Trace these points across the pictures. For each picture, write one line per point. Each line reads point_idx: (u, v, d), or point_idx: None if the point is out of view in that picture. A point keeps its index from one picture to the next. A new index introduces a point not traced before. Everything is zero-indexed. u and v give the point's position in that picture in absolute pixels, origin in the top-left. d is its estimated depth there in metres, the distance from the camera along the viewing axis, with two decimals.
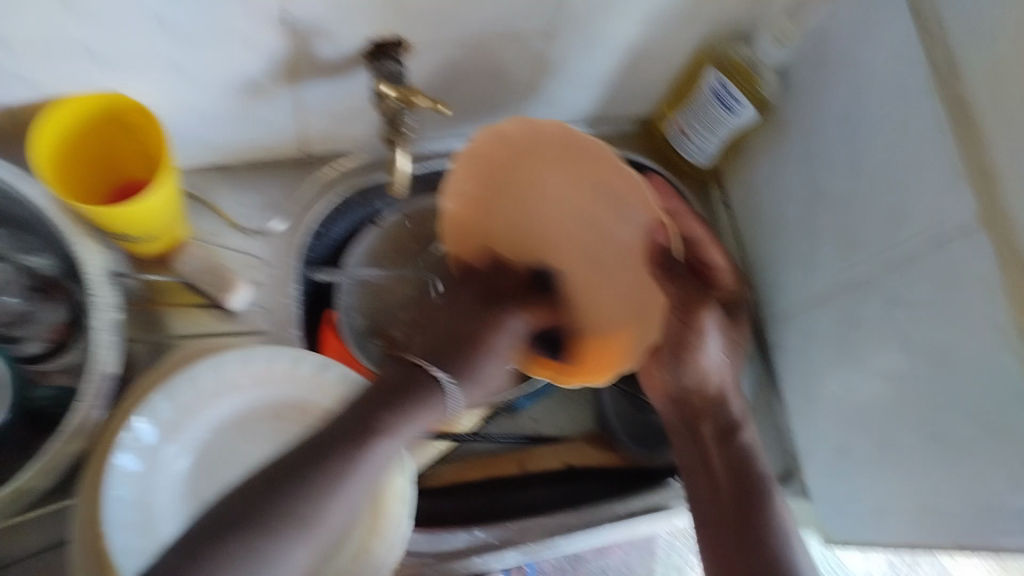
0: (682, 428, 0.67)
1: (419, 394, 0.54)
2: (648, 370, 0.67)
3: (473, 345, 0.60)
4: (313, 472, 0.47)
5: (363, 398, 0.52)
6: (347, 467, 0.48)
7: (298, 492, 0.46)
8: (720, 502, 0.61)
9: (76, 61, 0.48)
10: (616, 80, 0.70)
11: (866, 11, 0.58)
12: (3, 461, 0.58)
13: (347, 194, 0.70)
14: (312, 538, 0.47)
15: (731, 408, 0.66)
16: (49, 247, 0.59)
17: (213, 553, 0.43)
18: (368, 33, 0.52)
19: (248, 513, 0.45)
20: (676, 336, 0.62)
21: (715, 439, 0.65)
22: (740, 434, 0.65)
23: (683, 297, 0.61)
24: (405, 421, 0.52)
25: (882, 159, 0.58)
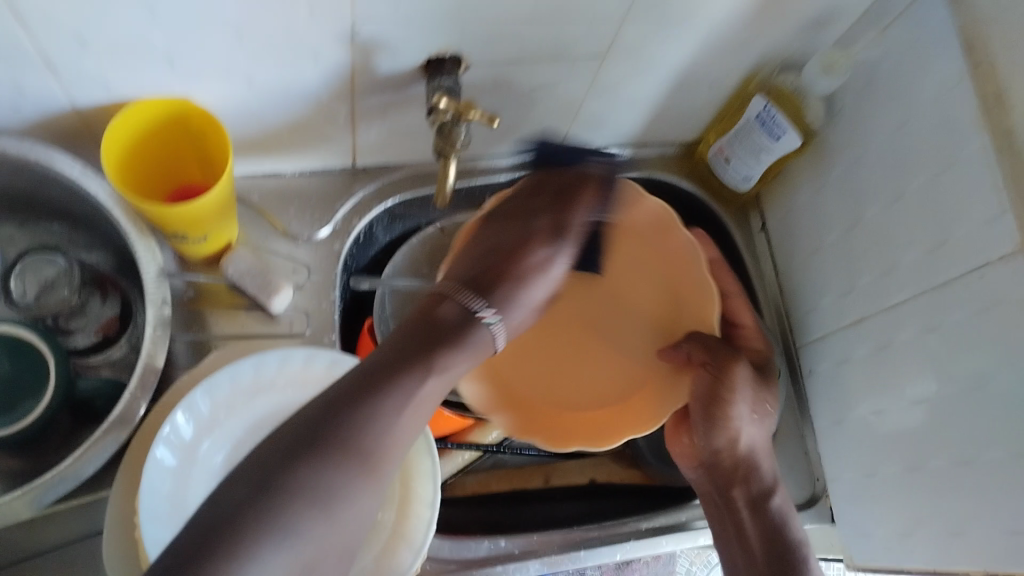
0: (713, 496, 0.64)
1: (457, 332, 0.51)
2: (676, 438, 0.67)
3: (514, 281, 0.57)
4: (365, 405, 0.46)
5: (407, 331, 0.51)
6: (403, 398, 0.47)
7: (353, 420, 0.45)
8: (756, 566, 0.60)
9: (147, 66, 0.49)
10: (661, 105, 0.71)
11: (915, 46, 0.59)
12: (46, 447, 0.59)
13: (389, 201, 0.72)
14: (374, 474, 0.45)
15: (764, 470, 0.63)
16: (107, 244, 0.62)
17: (269, 485, 0.42)
18: (427, 49, 0.54)
19: (307, 442, 0.43)
20: (701, 395, 0.61)
21: (747, 505, 0.63)
22: (773, 499, 0.62)
23: (709, 355, 0.61)
24: (455, 356, 0.50)
25: (926, 190, 0.59)
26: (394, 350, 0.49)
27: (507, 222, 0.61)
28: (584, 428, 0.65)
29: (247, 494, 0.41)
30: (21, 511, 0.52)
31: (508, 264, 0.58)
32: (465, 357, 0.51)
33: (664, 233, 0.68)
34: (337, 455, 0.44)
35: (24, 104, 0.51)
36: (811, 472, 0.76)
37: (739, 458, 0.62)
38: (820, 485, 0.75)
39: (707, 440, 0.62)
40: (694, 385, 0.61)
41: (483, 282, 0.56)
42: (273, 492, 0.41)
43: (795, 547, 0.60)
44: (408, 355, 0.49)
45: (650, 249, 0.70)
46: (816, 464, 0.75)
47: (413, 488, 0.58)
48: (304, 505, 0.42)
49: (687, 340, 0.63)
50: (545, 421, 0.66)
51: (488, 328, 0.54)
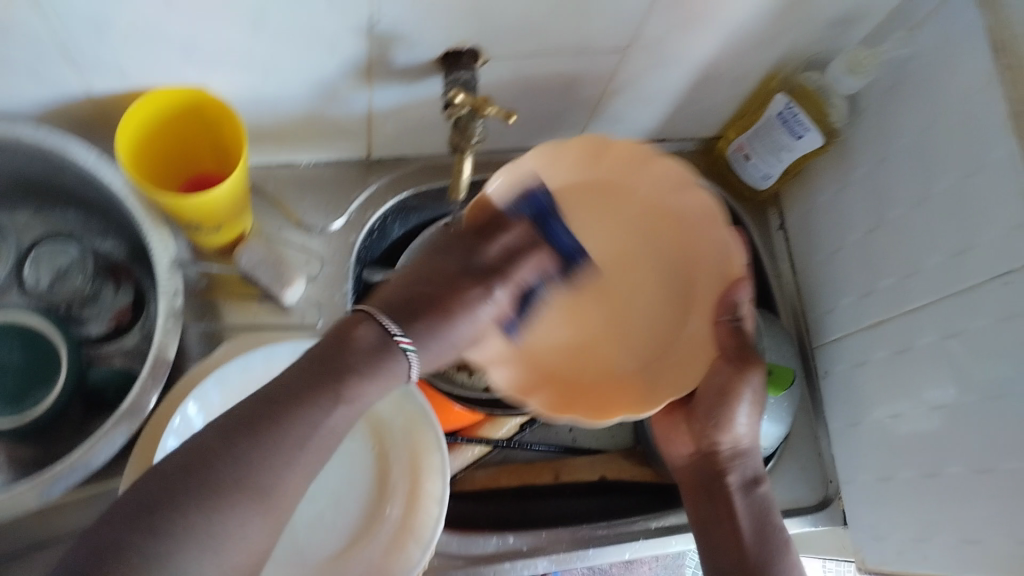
0: (699, 484, 0.61)
1: (378, 355, 0.50)
2: (672, 425, 0.64)
3: (439, 310, 0.55)
4: (268, 429, 0.45)
5: (309, 357, 0.49)
6: (303, 430, 0.46)
7: (220, 461, 0.43)
8: (744, 547, 0.58)
9: (163, 55, 0.49)
10: (681, 101, 0.70)
11: (941, 46, 0.57)
12: (54, 435, 0.59)
13: (404, 193, 0.71)
14: (263, 504, 0.44)
15: (754, 459, 0.62)
16: (122, 231, 0.62)
17: (155, 525, 0.41)
18: (445, 42, 0.53)
19: (199, 483, 0.43)
20: (715, 389, 0.59)
21: (736, 487, 0.60)
22: (761, 486, 0.61)
23: (732, 351, 0.59)
24: (367, 385, 0.49)
25: (952, 194, 0.57)
26: (294, 378, 0.48)
27: (429, 279, 0.56)
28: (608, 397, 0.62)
29: (123, 534, 0.41)
30: (30, 501, 0.52)
31: (441, 290, 0.56)
32: (377, 385, 0.49)
33: (647, 164, 0.64)
34: (235, 489, 0.43)
35: (42, 92, 0.51)
36: (824, 474, 0.75)
37: (733, 449, 0.61)
38: (833, 487, 0.74)
39: (710, 431, 0.61)
40: (713, 376, 0.60)
41: (414, 305, 0.54)
42: (176, 513, 0.42)
43: (776, 536, 0.58)
44: (305, 384, 0.47)
45: (662, 241, 0.66)
46: (829, 467, 0.74)
47: (421, 484, 0.58)
48: (195, 543, 0.42)
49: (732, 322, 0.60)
50: (598, 397, 0.62)
51: (407, 360, 0.51)
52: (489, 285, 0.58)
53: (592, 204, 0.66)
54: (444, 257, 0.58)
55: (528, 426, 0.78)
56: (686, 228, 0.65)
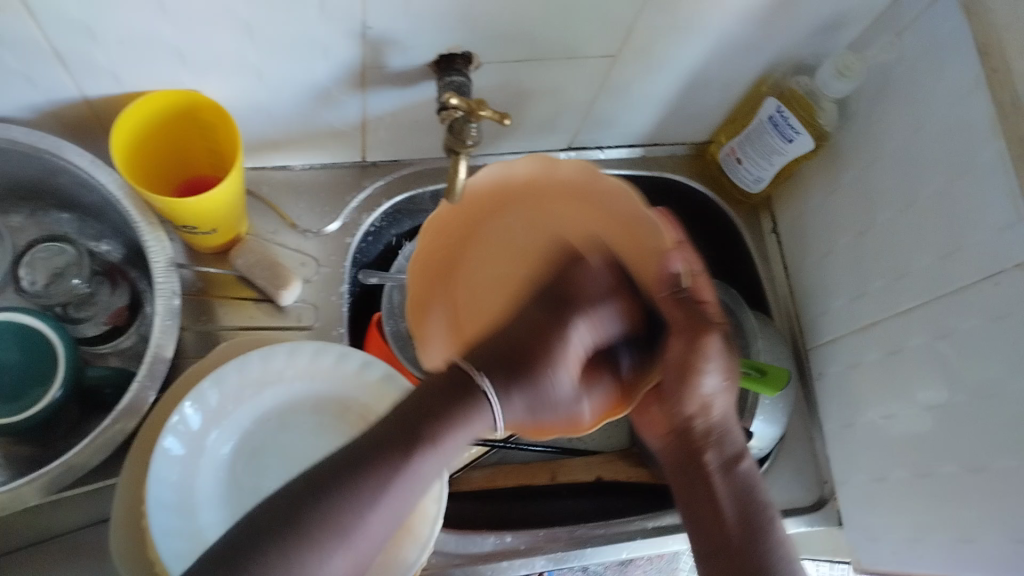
0: (679, 465, 0.60)
1: (463, 400, 0.48)
2: (644, 407, 0.63)
3: (535, 363, 0.54)
4: (368, 474, 0.44)
5: (401, 408, 0.48)
6: (390, 476, 0.44)
7: (326, 504, 0.43)
8: (723, 529, 0.56)
9: (156, 59, 0.50)
10: (673, 105, 0.71)
11: (927, 51, 0.58)
12: (50, 435, 0.59)
13: (397, 197, 0.72)
14: (349, 550, 0.43)
15: (733, 435, 0.60)
16: (119, 236, 0.63)
17: (244, 566, 0.40)
18: (438, 46, 0.54)
19: (286, 522, 0.42)
20: (672, 362, 0.57)
21: (718, 467, 0.58)
22: (743, 463, 0.59)
23: (683, 327, 0.56)
24: (452, 432, 0.47)
25: (940, 195, 0.58)
26: (389, 424, 0.47)
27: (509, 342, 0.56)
28: (582, 401, 0.61)
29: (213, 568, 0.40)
30: (29, 499, 0.52)
31: (523, 346, 0.55)
32: (463, 434, 0.47)
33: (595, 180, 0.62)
34: (323, 531, 0.42)
35: (36, 96, 0.52)
36: (818, 474, 0.75)
37: (706, 432, 0.59)
38: (828, 488, 0.74)
39: (673, 405, 0.58)
40: (671, 350, 0.57)
41: (501, 359, 0.53)
42: (269, 555, 0.41)
43: (767, 534, 0.56)
44: (401, 431, 0.46)
45: (592, 203, 0.64)
46: (823, 467, 0.75)
47: None
48: None
49: (674, 300, 0.57)
50: (561, 410, 0.60)
51: (488, 402, 0.49)
52: (572, 328, 0.60)
53: (498, 198, 0.67)
54: (515, 326, 0.58)
55: (523, 428, 0.80)
56: (602, 205, 0.63)
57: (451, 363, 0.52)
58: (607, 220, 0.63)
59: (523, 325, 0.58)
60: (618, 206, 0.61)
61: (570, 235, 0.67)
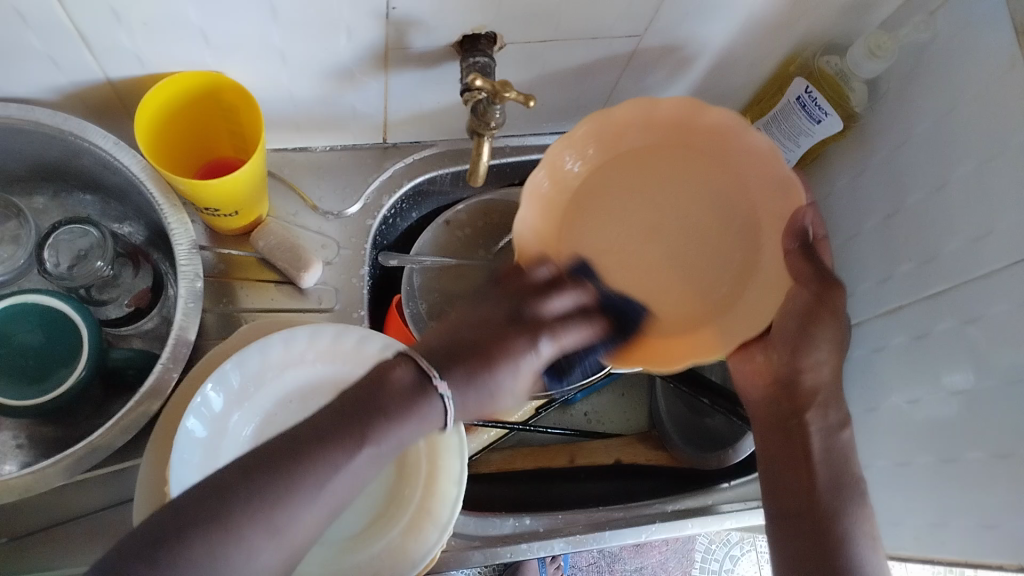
0: (773, 420, 0.62)
1: (412, 399, 0.45)
2: (748, 355, 0.64)
3: (479, 359, 0.49)
4: (299, 464, 0.42)
5: (347, 396, 0.45)
6: (324, 469, 0.42)
7: (258, 488, 0.41)
8: (813, 496, 0.58)
9: (179, 41, 0.49)
10: (698, 85, 0.70)
11: (963, 31, 0.57)
12: (73, 416, 0.60)
13: (419, 178, 0.72)
14: (275, 536, 0.41)
15: (838, 401, 0.61)
16: (140, 217, 0.63)
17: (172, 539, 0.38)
18: (461, 27, 0.53)
19: (216, 502, 0.40)
20: (796, 313, 0.59)
21: (819, 432, 0.60)
22: (846, 431, 0.60)
23: (807, 278, 0.58)
24: (398, 428, 0.44)
25: (972, 178, 0.57)
26: (340, 407, 0.45)
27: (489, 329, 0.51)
28: (670, 339, 0.58)
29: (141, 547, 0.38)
30: (54, 480, 0.53)
31: (484, 344, 0.50)
32: (411, 430, 0.45)
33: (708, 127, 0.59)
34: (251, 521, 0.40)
35: (59, 77, 0.51)
36: None
37: (833, 398, 0.61)
38: None
39: (796, 357, 0.60)
40: (791, 300, 0.59)
41: (454, 351, 0.49)
42: (193, 539, 0.38)
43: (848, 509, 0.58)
44: (343, 418, 0.44)
45: (709, 167, 0.61)
46: None
47: (439, 464, 0.58)
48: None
49: (797, 252, 0.58)
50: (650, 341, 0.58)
51: (441, 397, 0.46)
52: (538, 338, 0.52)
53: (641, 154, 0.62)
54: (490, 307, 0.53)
55: (543, 410, 0.78)
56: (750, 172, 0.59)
57: (403, 350, 0.49)
58: (751, 178, 0.60)
59: (499, 311, 0.52)
60: (772, 203, 0.59)
61: (654, 208, 0.63)
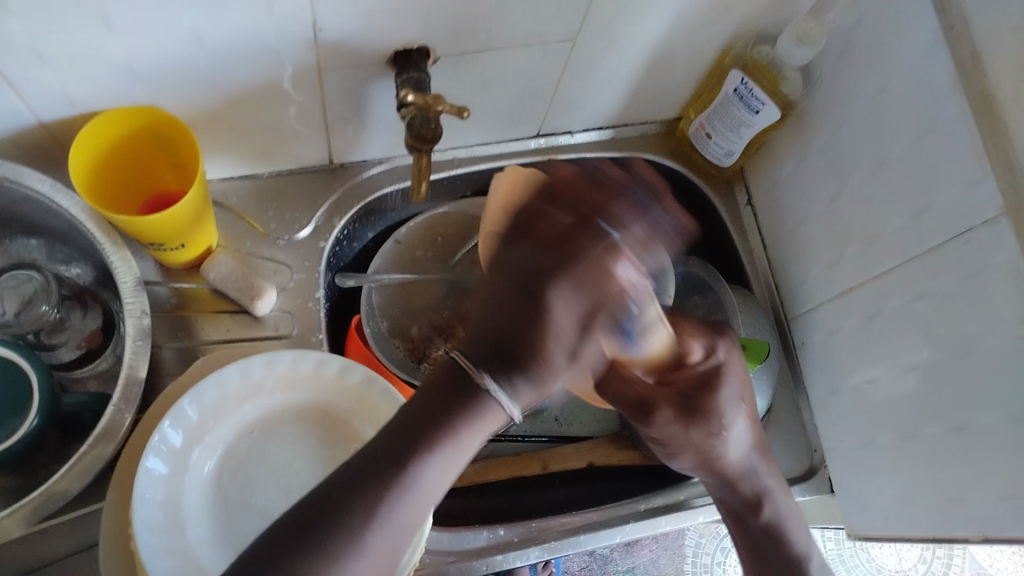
0: (726, 505, 0.65)
1: (464, 400, 0.45)
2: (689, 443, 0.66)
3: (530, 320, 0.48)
4: (389, 481, 0.43)
5: (420, 393, 0.46)
6: (400, 479, 0.43)
7: (347, 503, 0.43)
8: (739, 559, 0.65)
9: (108, 77, 0.49)
10: (637, 84, 0.70)
11: (885, 12, 0.58)
12: (31, 465, 0.58)
13: (370, 197, 0.72)
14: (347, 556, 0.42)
15: (766, 482, 0.63)
16: (86, 257, 0.61)
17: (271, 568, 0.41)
18: (393, 43, 0.53)
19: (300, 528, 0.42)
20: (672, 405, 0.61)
21: (733, 513, 0.65)
22: (766, 511, 0.63)
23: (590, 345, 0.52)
24: (466, 424, 0.45)
25: (907, 156, 0.58)
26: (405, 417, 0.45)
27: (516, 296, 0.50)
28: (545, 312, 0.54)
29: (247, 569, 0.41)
30: (12, 531, 0.51)
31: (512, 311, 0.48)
32: (468, 432, 0.45)
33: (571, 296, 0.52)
34: (333, 539, 0.42)
35: None
36: (809, 443, 0.75)
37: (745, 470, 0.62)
38: (819, 456, 0.74)
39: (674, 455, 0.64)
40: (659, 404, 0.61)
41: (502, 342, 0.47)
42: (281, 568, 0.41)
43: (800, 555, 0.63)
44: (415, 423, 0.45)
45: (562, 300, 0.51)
46: (813, 436, 0.75)
47: None
48: None
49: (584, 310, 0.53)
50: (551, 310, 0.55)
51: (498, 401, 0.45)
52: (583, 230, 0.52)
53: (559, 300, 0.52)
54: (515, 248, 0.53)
55: None
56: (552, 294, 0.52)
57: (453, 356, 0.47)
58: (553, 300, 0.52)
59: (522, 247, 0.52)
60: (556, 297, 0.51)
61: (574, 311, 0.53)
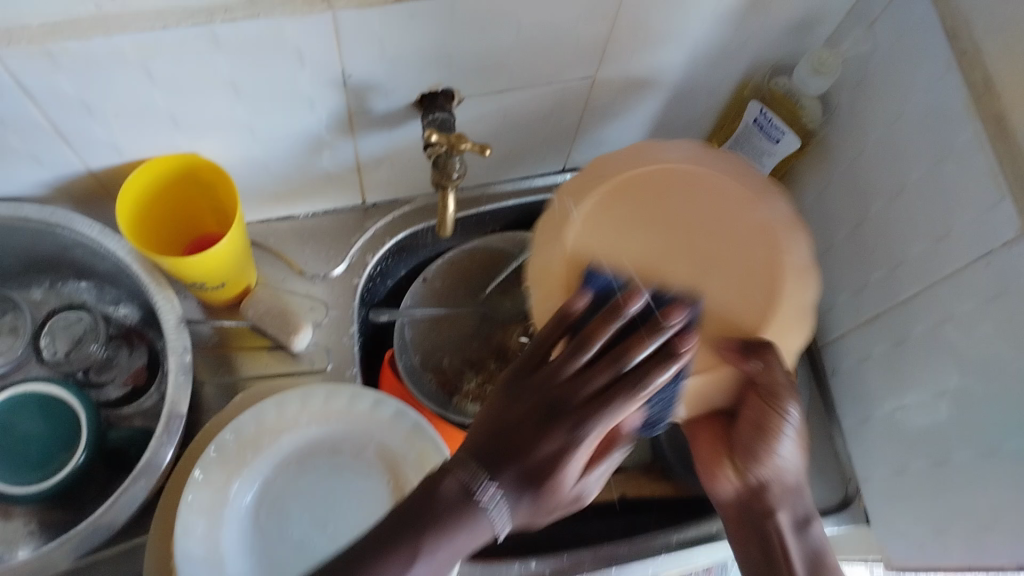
0: (741, 522, 0.54)
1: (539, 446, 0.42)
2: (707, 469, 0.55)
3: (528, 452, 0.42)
4: (443, 519, 0.41)
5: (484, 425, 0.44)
6: (454, 526, 0.41)
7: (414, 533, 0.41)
8: None
9: (152, 127, 0.52)
10: (660, 117, 0.72)
11: (898, 41, 0.59)
12: (79, 497, 0.60)
13: (401, 234, 0.73)
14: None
15: (804, 496, 0.53)
16: (133, 298, 0.64)
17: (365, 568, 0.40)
18: (419, 86, 0.56)
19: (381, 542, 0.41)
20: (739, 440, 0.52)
21: (788, 527, 0.52)
22: (815, 522, 0.53)
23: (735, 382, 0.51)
24: (550, 458, 0.42)
25: (926, 180, 0.58)
26: (475, 439, 0.44)
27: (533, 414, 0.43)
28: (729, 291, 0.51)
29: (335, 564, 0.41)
30: (60, 560, 0.53)
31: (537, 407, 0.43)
32: (525, 494, 0.42)
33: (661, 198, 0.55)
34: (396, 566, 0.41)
35: (44, 173, 0.54)
36: (844, 472, 0.74)
37: (786, 484, 0.52)
38: (853, 486, 0.74)
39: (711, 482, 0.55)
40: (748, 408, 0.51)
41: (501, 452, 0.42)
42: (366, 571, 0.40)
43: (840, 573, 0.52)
44: (488, 445, 0.43)
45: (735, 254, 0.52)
46: (847, 464, 0.74)
47: None
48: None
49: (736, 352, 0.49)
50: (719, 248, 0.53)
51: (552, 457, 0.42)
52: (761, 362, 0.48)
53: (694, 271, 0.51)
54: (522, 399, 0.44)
55: None
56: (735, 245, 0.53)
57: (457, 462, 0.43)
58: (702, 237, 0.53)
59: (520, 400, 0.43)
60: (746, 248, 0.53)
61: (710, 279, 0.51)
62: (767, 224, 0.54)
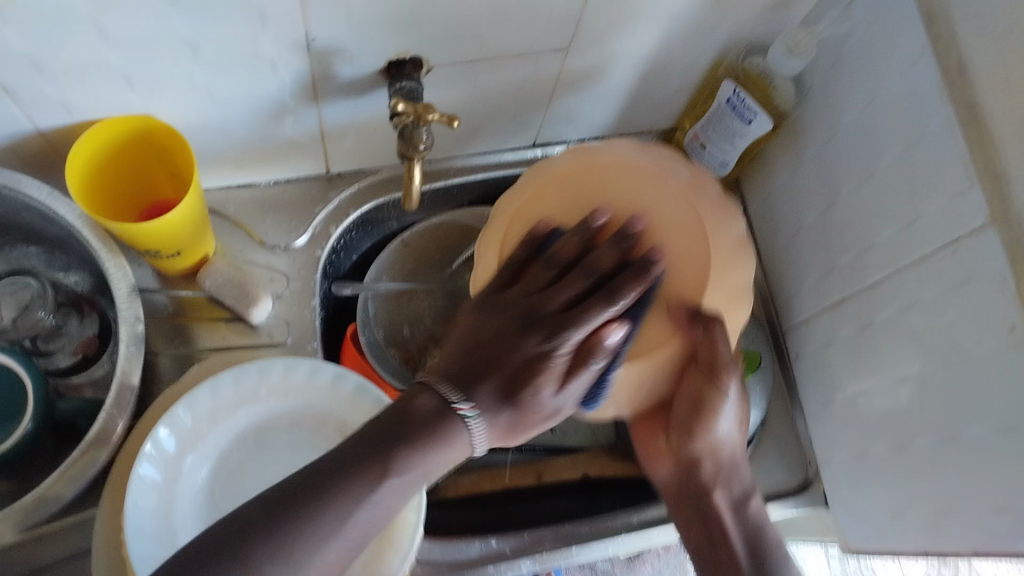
0: (684, 492, 0.59)
1: (442, 424, 0.45)
2: (648, 435, 0.61)
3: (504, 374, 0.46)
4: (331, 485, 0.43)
5: (379, 422, 0.45)
6: (344, 504, 0.42)
7: (290, 520, 0.41)
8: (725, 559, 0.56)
9: (106, 87, 0.50)
10: (632, 94, 0.71)
11: (874, 24, 0.58)
12: (28, 468, 0.58)
13: (365, 206, 0.72)
14: (290, 574, 0.41)
15: (742, 473, 0.59)
16: (83, 266, 0.62)
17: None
18: (386, 53, 0.54)
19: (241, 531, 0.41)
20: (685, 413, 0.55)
21: (729, 504, 0.58)
22: (753, 500, 0.59)
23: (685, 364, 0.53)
24: (421, 452, 0.44)
25: (897, 167, 0.58)
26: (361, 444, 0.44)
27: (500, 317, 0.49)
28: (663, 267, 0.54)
29: (231, 537, 0.41)
30: (6, 534, 0.52)
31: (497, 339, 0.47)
32: (434, 456, 0.44)
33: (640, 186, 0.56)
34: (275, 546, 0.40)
35: None
36: (804, 456, 0.75)
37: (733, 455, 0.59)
38: (813, 469, 0.74)
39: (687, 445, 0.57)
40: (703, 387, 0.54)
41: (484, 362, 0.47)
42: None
43: (774, 552, 0.57)
44: (370, 449, 0.44)
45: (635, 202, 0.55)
46: (808, 448, 0.75)
47: None
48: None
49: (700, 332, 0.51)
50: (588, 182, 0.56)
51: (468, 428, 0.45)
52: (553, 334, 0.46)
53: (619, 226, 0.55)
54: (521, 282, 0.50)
55: None
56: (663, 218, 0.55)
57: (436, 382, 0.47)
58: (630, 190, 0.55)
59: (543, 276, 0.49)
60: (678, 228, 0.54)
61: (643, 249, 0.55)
62: (717, 224, 0.55)
